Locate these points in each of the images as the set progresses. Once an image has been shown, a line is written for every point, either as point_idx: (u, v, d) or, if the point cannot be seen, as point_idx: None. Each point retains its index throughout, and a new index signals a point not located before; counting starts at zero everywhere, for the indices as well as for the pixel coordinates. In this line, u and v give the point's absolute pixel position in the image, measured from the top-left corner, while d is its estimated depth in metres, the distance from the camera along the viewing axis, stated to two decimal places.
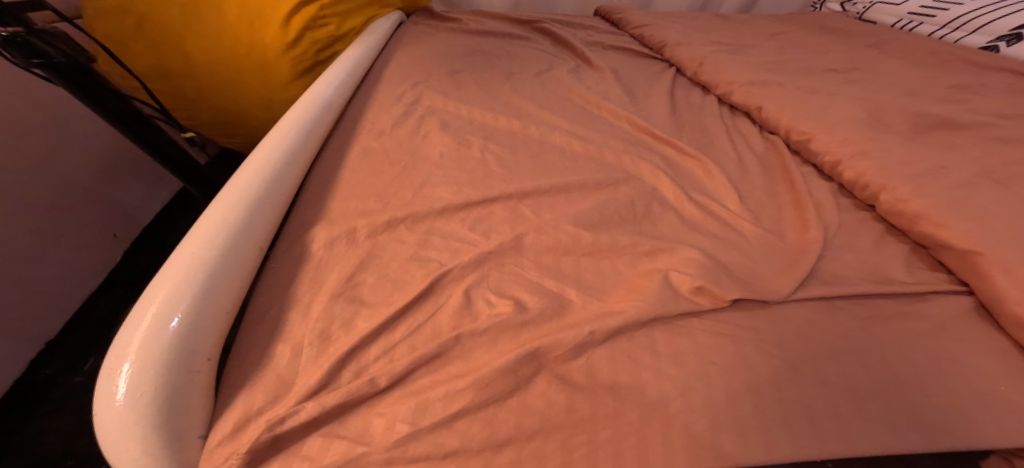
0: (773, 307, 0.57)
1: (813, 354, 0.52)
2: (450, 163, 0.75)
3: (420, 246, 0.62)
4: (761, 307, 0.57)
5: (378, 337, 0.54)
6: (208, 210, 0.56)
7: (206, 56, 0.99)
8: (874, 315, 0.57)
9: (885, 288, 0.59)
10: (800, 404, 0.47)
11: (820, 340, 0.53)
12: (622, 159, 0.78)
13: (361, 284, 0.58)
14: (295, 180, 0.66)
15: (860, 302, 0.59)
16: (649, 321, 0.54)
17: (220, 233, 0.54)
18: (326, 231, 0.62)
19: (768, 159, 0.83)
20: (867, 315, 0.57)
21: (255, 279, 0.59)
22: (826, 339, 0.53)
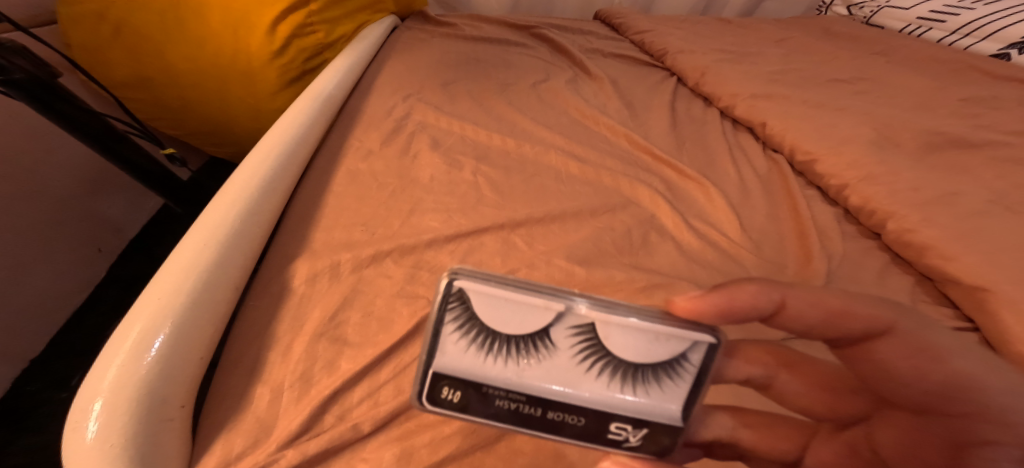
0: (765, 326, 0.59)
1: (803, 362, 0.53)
2: (440, 187, 0.72)
3: (408, 280, 0.60)
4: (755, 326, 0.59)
5: (363, 378, 0.52)
6: (181, 243, 0.52)
7: (188, 65, 0.95)
8: None
9: None
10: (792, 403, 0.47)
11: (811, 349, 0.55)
12: (620, 183, 0.75)
13: (345, 321, 0.55)
14: (276, 207, 0.63)
15: None
16: None
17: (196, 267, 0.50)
18: (308, 265, 0.58)
19: (772, 179, 0.80)
20: None
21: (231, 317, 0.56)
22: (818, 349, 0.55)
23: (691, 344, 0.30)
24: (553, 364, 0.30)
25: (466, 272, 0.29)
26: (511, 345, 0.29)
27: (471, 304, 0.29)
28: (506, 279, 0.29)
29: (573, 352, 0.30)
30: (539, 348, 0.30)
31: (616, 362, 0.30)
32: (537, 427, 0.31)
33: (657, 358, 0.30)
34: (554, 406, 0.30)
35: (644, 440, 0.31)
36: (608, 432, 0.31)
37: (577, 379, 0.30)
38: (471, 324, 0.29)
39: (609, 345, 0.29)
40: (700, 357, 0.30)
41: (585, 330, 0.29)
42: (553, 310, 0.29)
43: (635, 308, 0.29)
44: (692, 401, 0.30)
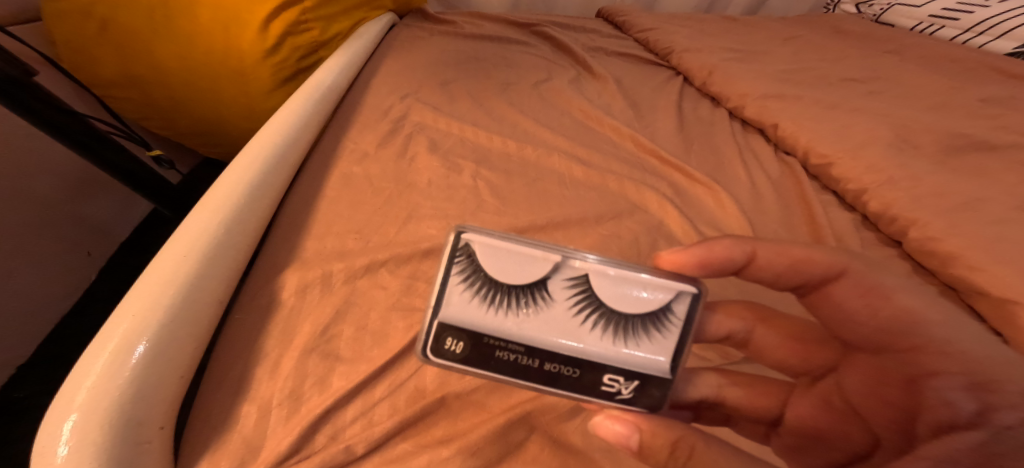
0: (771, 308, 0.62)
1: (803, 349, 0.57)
2: (438, 192, 0.69)
3: (404, 292, 0.57)
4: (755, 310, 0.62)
5: (357, 395, 0.49)
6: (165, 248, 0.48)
7: (178, 64, 0.92)
8: None
9: None
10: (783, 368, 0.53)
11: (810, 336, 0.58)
12: (626, 187, 0.72)
13: (338, 336, 0.52)
14: (266, 213, 0.59)
15: None
16: None
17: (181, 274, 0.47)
18: (298, 276, 0.55)
19: (784, 184, 0.76)
20: None
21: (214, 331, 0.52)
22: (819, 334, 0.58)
23: (672, 294, 0.35)
24: (552, 312, 0.34)
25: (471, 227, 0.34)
26: (513, 296, 0.34)
27: (478, 258, 0.34)
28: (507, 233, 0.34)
29: (569, 302, 0.34)
30: (539, 298, 0.34)
31: (608, 311, 0.34)
32: (537, 378, 0.34)
33: (643, 307, 0.34)
34: (553, 354, 0.34)
35: (636, 390, 0.35)
36: (601, 382, 0.34)
37: (573, 326, 0.34)
38: (477, 277, 0.34)
39: (600, 295, 0.34)
40: (681, 307, 0.35)
41: (580, 282, 0.34)
42: (551, 262, 0.34)
43: (624, 262, 0.34)
44: (680, 349, 0.35)
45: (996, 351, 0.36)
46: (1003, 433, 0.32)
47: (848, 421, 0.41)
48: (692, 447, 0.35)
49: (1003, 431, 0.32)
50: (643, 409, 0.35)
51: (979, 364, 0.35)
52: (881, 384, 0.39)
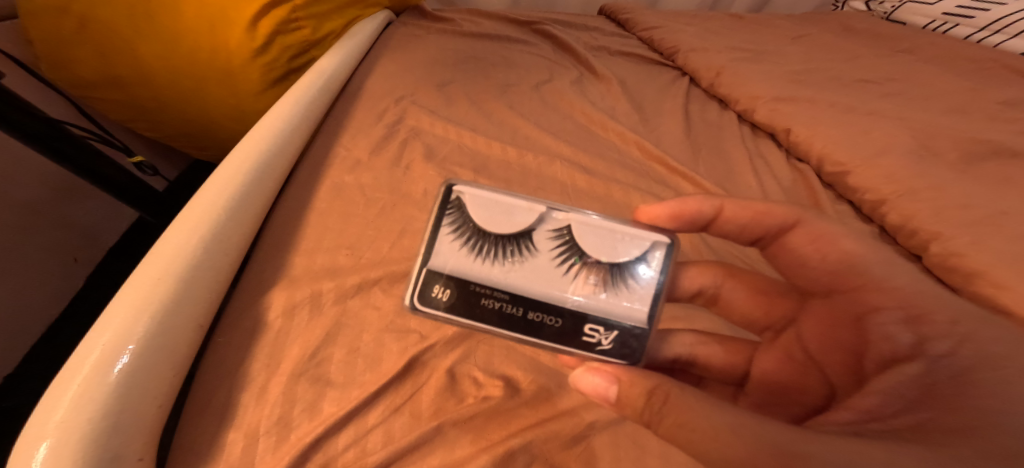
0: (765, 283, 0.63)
1: None
2: (435, 203, 0.65)
3: (398, 312, 0.53)
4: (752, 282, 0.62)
5: (350, 423, 0.45)
6: (144, 263, 0.44)
7: (163, 64, 0.88)
8: None
9: None
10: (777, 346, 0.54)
11: None
12: (631, 198, 0.68)
13: (328, 360, 0.48)
14: (250, 227, 0.54)
15: None
16: None
17: (160, 291, 0.42)
18: (285, 296, 0.51)
19: (798, 193, 0.73)
20: None
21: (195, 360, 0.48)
22: None
23: (646, 244, 0.37)
24: (533, 259, 0.37)
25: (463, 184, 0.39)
26: (495, 241, 0.37)
27: (471, 213, 0.38)
28: (496, 189, 0.38)
29: (550, 251, 0.37)
30: (522, 245, 0.37)
31: (588, 259, 0.37)
32: (522, 327, 0.36)
33: (615, 253, 0.37)
34: (533, 300, 0.36)
35: (613, 340, 0.36)
36: (582, 332, 0.36)
37: (556, 274, 0.37)
38: (468, 229, 0.38)
39: (579, 244, 0.37)
40: (653, 255, 0.37)
41: (561, 234, 0.38)
42: (536, 215, 0.38)
43: (601, 217, 0.38)
44: (657, 299, 0.37)
45: (930, 288, 0.39)
46: (936, 363, 0.34)
47: (808, 371, 0.44)
48: (667, 393, 0.32)
49: (936, 360, 0.34)
50: (621, 361, 0.36)
51: (913, 298, 0.38)
52: (834, 327, 0.43)
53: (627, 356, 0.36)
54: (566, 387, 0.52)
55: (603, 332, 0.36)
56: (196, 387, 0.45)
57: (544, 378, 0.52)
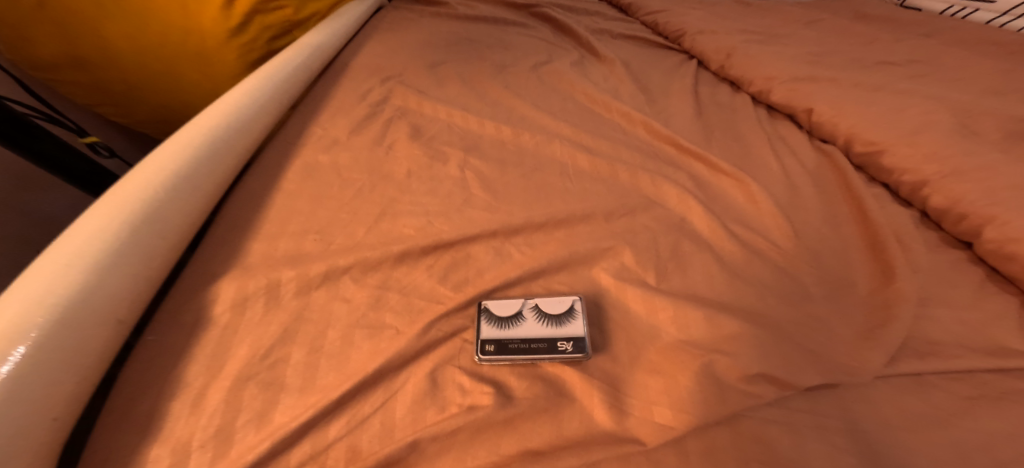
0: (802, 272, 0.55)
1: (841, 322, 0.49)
2: (419, 184, 0.58)
3: (371, 305, 0.46)
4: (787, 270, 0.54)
5: (308, 435, 0.37)
6: (58, 247, 0.37)
7: (131, 43, 0.80)
8: (983, 395, 0.42)
9: (994, 363, 0.44)
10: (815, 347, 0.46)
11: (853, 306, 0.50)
12: (640, 179, 0.61)
13: (285, 360, 0.40)
14: (198, 210, 0.46)
15: (961, 379, 0.44)
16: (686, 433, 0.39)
17: (75, 277, 0.35)
18: (234, 288, 0.44)
19: (825, 173, 0.65)
20: (972, 394, 0.42)
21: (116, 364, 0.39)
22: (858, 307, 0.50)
23: (573, 299, 0.47)
24: (524, 324, 0.45)
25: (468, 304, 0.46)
26: (495, 320, 0.46)
27: (481, 329, 0.45)
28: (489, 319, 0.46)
29: (532, 316, 0.46)
30: (512, 319, 0.46)
31: (551, 313, 0.46)
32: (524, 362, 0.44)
33: (558, 302, 0.47)
34: (529, 341, 0.45)
35: (574, 345, 0.44)
36: (553, 351, 0.44)
37: (534, 324, 0.46)
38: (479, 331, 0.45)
39: (543, 307, 0.47)
40: (578, 305, 0.47)
41: (535, 307, 0.47)
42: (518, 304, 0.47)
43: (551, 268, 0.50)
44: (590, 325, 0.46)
45: None
46: None
47: None
48: None
49: None
50: (582, 356, 0.44)
51: None
52: None
53: (584, 351, 0.44)
54: (568, 394, 0.42)
55: (567, 341, 0.44)
56: (117, 393, 0.37)
57: (546, 385, 0.43)
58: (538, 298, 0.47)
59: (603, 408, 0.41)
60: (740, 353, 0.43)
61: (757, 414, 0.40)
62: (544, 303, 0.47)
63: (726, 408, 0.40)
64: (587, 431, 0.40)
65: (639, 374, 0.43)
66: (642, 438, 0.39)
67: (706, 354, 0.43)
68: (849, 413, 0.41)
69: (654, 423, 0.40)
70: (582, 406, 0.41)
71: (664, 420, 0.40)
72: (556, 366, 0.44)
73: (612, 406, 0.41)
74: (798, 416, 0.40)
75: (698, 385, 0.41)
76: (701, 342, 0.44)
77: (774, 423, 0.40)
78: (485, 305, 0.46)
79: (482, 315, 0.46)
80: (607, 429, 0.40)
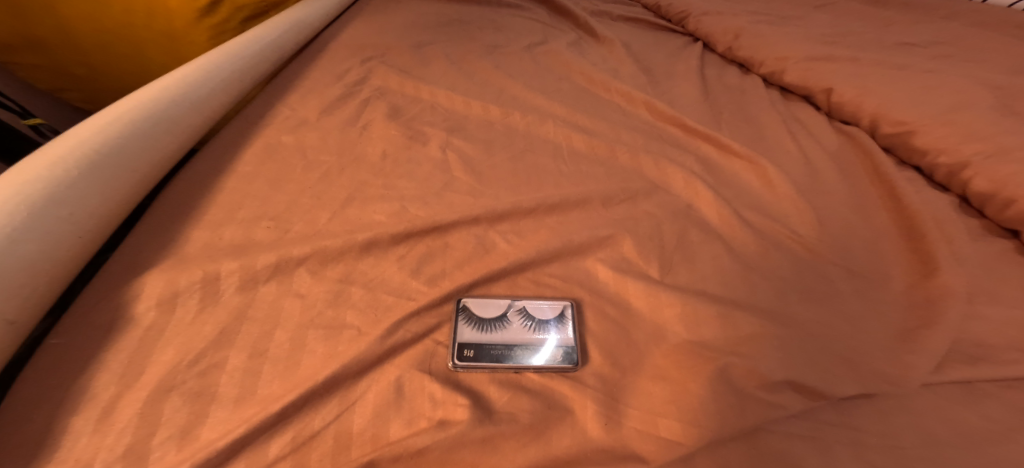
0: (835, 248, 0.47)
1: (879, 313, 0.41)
2: (395, 167, 0.51)
3: (330, 302, 0.39)
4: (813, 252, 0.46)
5: (240, 456, 0.31)
6: None
7: (91, 22, 0.72)
8: None
9: None
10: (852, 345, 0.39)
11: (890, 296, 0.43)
12: (642, 161, 0.54)
13: (220, 366, 0.35)
14: (123, 197, 0.41)
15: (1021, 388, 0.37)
16: (696, 452, 0.33)
17: None
18: (163, 282, 0.38)
19: (847, 157, 0.58)
20: None
21: (5, 373, 0.33)
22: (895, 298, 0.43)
23: (562, 304, 0.41)
24: (508, 330, 0.39)
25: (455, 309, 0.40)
26: (475, 322, 0.39)
27: (457, 333, 0.39)
28: (468, 320, 0.39)
29: (517, 321, 0.40)
30: (494, 322, 0.39)
31: (536, 319, 0.40)
32: (503, 375, 0.37)
33: (547, 306, 0.40)
34: (510, 350, 0.38)
35: (563, 355, 0.38)
36: (536, 363, 0.38)
37: (516, 331, 0.39)
38: (455, 336, 0.38)
39: (531, 311, 0.40)
40: (568, 313, 0.40)
41: (519, 311, 0.40)
42: (500, 306, 0.40)
43: (537, 264, 0.43)
44: (583, 334, 0.40)
45: None
46: None
47: None
48: None
49: None
50: (572, 367, 0.37)
51: None
52: None
53: (575, 361, 0.38)
54: (557, 406, 0.36)
55: (556, 348, 0.38)
56: (5, 406, 0.30)
57: (532, 396, 0.36)
58: (525, 300, 0.41)
59: (599, 421, 0.35)
60: (762, 356, 0.37)
61: (780, 428, 0.34)
62: (531, 306, 0.41)
63: (742, 420, 0.34)
64: (580, 447, 0.34)
65: (641, 381, 0.37)
66: (643, 454, 0.33)
67: (721, 357, 0.37)
68: (892, 429, 0.34)
69: (657, 438, 0.34)
70: (574, 421, 0.35)
71: (670, 434, 0.34)
72: (545, 373, 0.37)
73: (608, 421, 0.35)
74: (831, 431, 0.34)
75: (711, 394, 0.35)
76: (712, 344, 0.38)
77: (801, 438, 0.33)
78: (465, 303, 0.40)
79: (460, 313, 0.40)
80: (602, 445, 0.34)
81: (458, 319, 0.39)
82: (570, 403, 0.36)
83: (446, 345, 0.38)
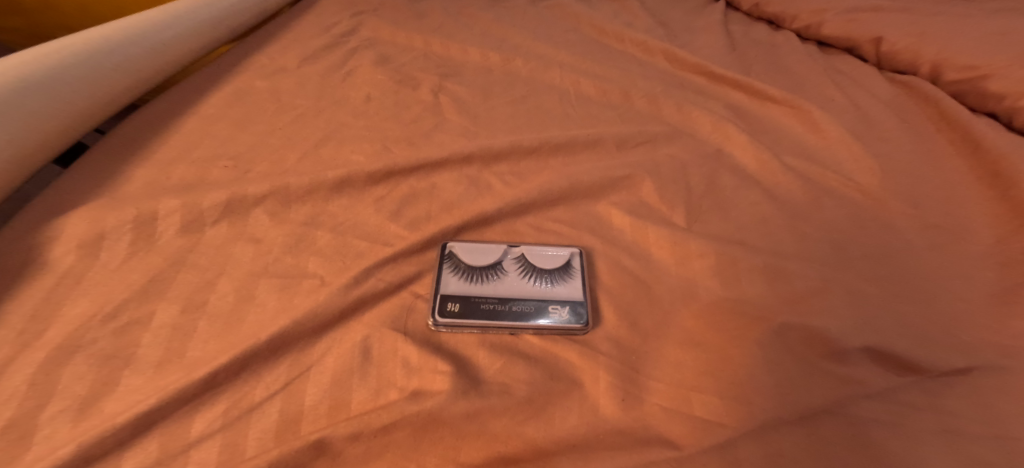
0: (910, 199, 0.38)
1: (969, 271, 0.33)
2: (377, 110, 0.45)
3: (289, 247, 0.33)
4: (879, 201, 0.38)
5: (154, 433, 0.24)
6: None
7: None
8: None
9: None
10: (937, 307, 0.30)
11: (982, 253, 0.34)
12: (662, 106, 0.47)
13: (144, 322, 0.28)
14: (47, 133, 0.35)
15: None
16: (738, 437, 0.24)
17: None
18: (86, 222, 0.31)
19: (904, 105, 0.50)
20: None
21: None
22: (985, 256, 0.34)
23: (570, 250, 0.33)
24: (504, 281, 0.32)
25: (442, 253, 0.33)
26: (463, 270, 0.32)
27: (442, 282, 0.31)
28: (457, 267, 0.32)
29: (515, 270, 0.32)
30: (486, 271, 0.32)
31: (538, 267, 0.32)
32: (496, 332, 0.30)
33: (551, 254, 0.33)
34: (506, 302, 0.31)
35: (569, 312, 0.30)
36: (540, 315, 0.30)
37: (513, 280, 0.32)
38: (439, 286, 0.31)
39: (531, 260, 0.33)
40: (576, 262, 0.33)
41: (519, 258, 0.33)
42: (496, 251, 0.33)
43: (540, 208, 0.36)
44: (593, 287, 0.32)
45: None
46: None
47: None
48: None
49: None
50: (580, 328, 0.30)
51: None
52: None
53: (584, 320, 0.30)
54: (562, 376, 0.28)
55: (560, 304, 0.31)
56: None
57: (531, 363, 0.29)
58: (525, 246, 0.34)
59: (615, 396, 0.27)
60: (829, 316, 0.29)
61: (850, 410, 0.25)
62: (532, 253, 0.33)
63: (803, 399, 0.26)
64: (589, 428, 0.26)
65: (668, 347, 0.29)
66: (671, 438, 0.26)
67: (772, 318, 0.29)
68: (1006, 412, 0.24)
69: (691, 418, 0.26)
70: (583, 395, 0.28)
71: (706, 413, 0.26)
72: (548, 334, 0.30)
73: (626, 396, 0.27)
74: (917, 415, 0.25)
75: (762, 364, 0.27)
76: (759, 302, 0.30)
77: (876, 423, 0.25)
78: (451, 249, 0.33)
79: (446, 261, 0.32)
80: (619, 426, 0.26)
81: (445, 267, 0.32)
82: (578, 373, 0.29)
83: (427, 299, 0.31)
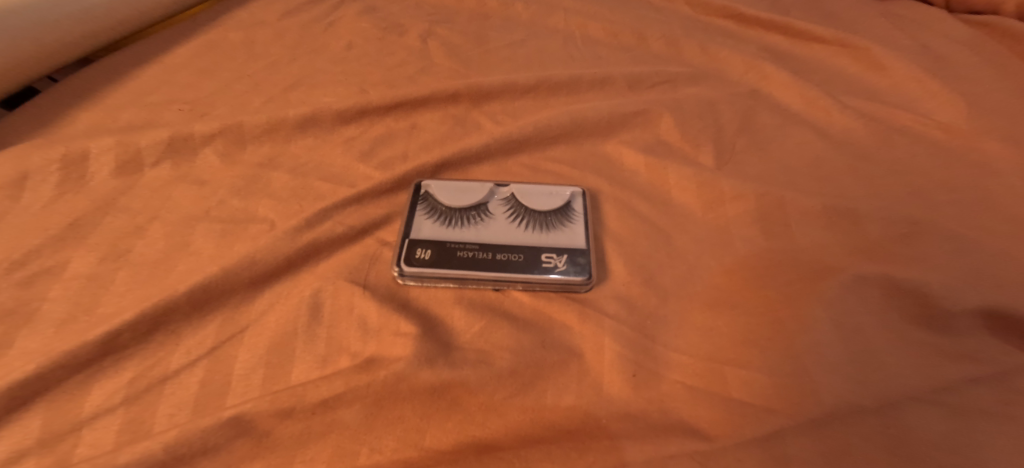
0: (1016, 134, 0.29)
1: None
2: (357, 54, 0.40)
3: (237, 190, 0.28)
4: (969, 140, 0.29)
5: (42, 404, 0.20)
6: None
7: None
8: None
9: None
10: None
11: None
12: (685, 46, 0.40)
13: (56, 272, 0.24)
14: (20, 72, 0.32)
15: None
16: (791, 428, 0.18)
17: None
18: (10, 161, 0.27)
19: (987, 43, 0.41)
20: None
21: None
22: None
23: (571, 190, 0.27)
24: (488, 225, 0.26)
25: (416, 194, 0.27)
26: (439, 214, 0.26)
27: (413, 225, 0.26)
28: (433, 208, 0.27)
29: (503, 213, 0.27)
30: (468, 214, 0.26)
31: (530, 209, 0.27)
32: (475, 284, 0.24)
33: (547, 194, 0.27)
34: (489, 250, 0.25)
35: (568, 262, 0.24)
36: (531, 264, 0.24)
37: (500, 223, 0.26)
38: (408, 229, 0.26)
39: (522, 201, 0.27)
40: (577, 205, 0.27)
41: (508, 200, 0.27)
42: (481, 191, 0.27)
43: (537, 146, 0.31)
44: (598, 234, 0.26)
45: None
46: None
47: None
48: None
49: None
50: (581, 282, 0.24)
51: None
52: None
53: (586, 273, 0.24)
54: (556, 344, 0.22)
55: (557, 253, 0.25)
56: None
57: (518, 326, 0.23)
58: (516, 186, 0.28)
59: (623, 371, 0.21)
60: (916, 270, 0.22)
61: (953, 400, 0.18)
62: (524, 193, 0.27)
63: (889, 381, 0.19)
64: (588, 410, 0.20)
65: (694, 309, 0.23)
66: (699, 426, 0.19)
67: (840, 269, 0.22)
68: None
69: (726, 401, 0.19)
70: (583, 369, 0.21)
71: (747, 394, 0.19)
72: (541, 290, 0.24)
73: (638, 371, 0.21)
74: None
75: (829, 330, 0.20)
76: (816, 253, 0.24)
77: (987, 416, 0.17)
78: (427, 189, 0.27)
79: (420, 202, 0.27)
80: (628, 408, 0.20)
81: (418, 209, 0.27)
82: (577, 341, 0.22)
83: (395, 247, 0.26)
